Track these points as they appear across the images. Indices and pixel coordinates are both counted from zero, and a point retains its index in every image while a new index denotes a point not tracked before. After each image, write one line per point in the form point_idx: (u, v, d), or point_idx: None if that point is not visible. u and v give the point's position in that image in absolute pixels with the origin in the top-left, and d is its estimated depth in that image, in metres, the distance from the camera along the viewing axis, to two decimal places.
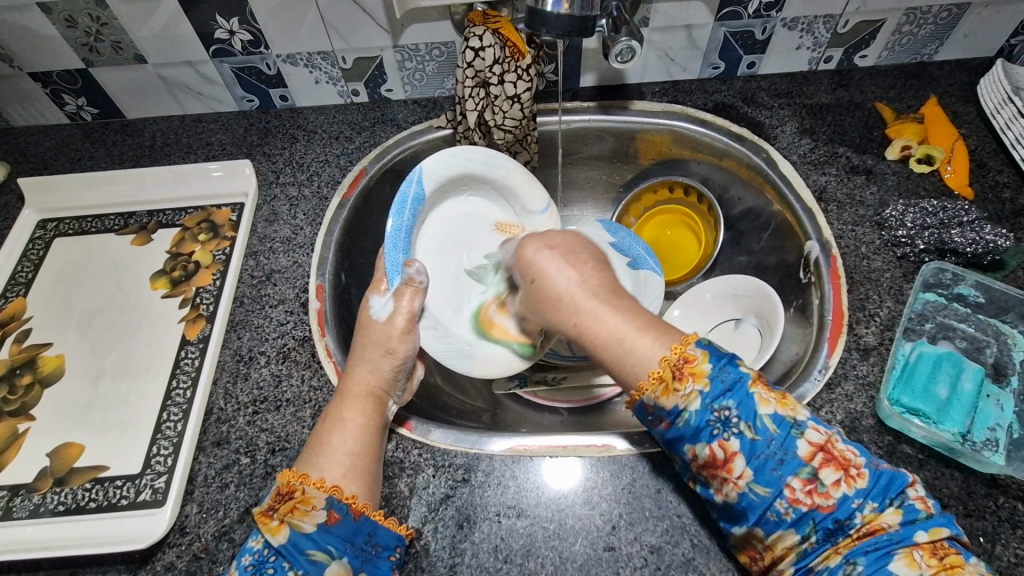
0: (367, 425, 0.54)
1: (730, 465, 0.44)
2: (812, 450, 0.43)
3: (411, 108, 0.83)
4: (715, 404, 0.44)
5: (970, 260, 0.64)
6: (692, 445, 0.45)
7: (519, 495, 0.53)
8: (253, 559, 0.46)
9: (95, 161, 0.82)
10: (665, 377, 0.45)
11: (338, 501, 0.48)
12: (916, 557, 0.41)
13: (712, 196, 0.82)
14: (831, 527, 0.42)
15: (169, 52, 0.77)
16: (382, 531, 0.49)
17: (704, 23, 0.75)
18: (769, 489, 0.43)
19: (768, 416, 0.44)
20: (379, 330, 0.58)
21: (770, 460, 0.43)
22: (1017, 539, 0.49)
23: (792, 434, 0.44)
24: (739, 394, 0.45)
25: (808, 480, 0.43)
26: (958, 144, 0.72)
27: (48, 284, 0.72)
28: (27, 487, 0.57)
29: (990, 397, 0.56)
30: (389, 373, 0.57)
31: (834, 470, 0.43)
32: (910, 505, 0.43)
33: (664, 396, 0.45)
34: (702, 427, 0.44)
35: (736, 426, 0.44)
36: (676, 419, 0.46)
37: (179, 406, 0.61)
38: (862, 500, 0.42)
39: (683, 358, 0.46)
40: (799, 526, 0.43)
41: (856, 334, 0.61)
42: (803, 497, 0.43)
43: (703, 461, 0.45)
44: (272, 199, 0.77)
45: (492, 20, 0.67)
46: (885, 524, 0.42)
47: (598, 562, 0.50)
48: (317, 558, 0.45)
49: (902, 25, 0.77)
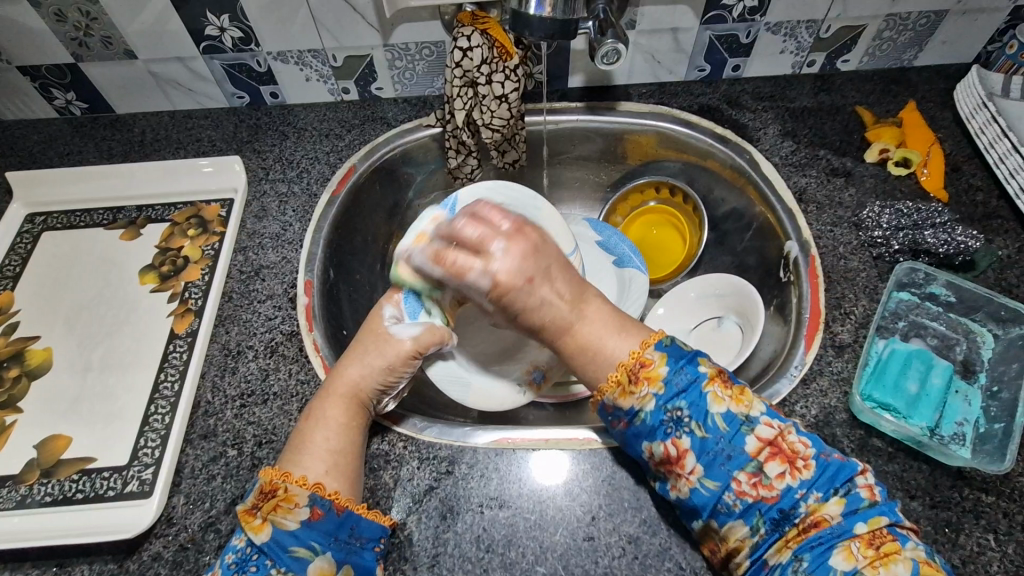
0: (350, 423, 0.54)
1: (682, 461, 0.48)
2: (760, 444, 0.47)
3: (401, 107, 0.84)
4: (668, 405, 0.49)
5: (942, 260, 0.65)
6: (649, 443, 0.49)
7: (501, 487, 0.54)
8: (236, 557, 0.47)
9: (84, 156, 0.82)
10: (622, 380, 0.50)
11: (320, 498, 0.49)
12: (854, 550, 0.43)
13: (696, 197, 0.84)
14: (777, 516, 0.46)
15: (160, 48, 0.78)
16: (366, 523, 0.50)
17: (689, 26, 0.77)
18: (718, 484, 0.47)
19: (719, 415, 0.48)
20: (391, 343, 0.57)
21: (718, 456, 0.47)
22: (980, 529, 0.50)
23: (741, 430, 0.47)
24: (692, 395, 0.49)
25: (753, 474, 0.46)
26: (934, 148, 0.74)
27: (36, 278, 0.72)
28: (14, 479, 0.58)
29: (959, 392, 0.58)
30: (381, 383, 0.56)
31: (779, 463, 0.46)
32: (854, 493, 0.45)
33: (621, 398, 0.50)
34: (656, 427, 0.49)
35: (688, 425, 0.48)
36: (634, 419, 0.50)
37: (166, 399, 0.61)
38: (806, 490, 0.45)
39: (640, 363, 0.50)
40: (747, 517, 0.46)
41: (832, 332, 0.62)
42: (749, 489, 0.46)
43: (659, 458, 0.49)
44: (262, 196, 0.77)
45: (480, 21, 0.68)
46: (829, 516, 0.45)
47: (577, 552, 0.51)
48: (300, 554, 0.47)
49: (883, 31, 0.78)
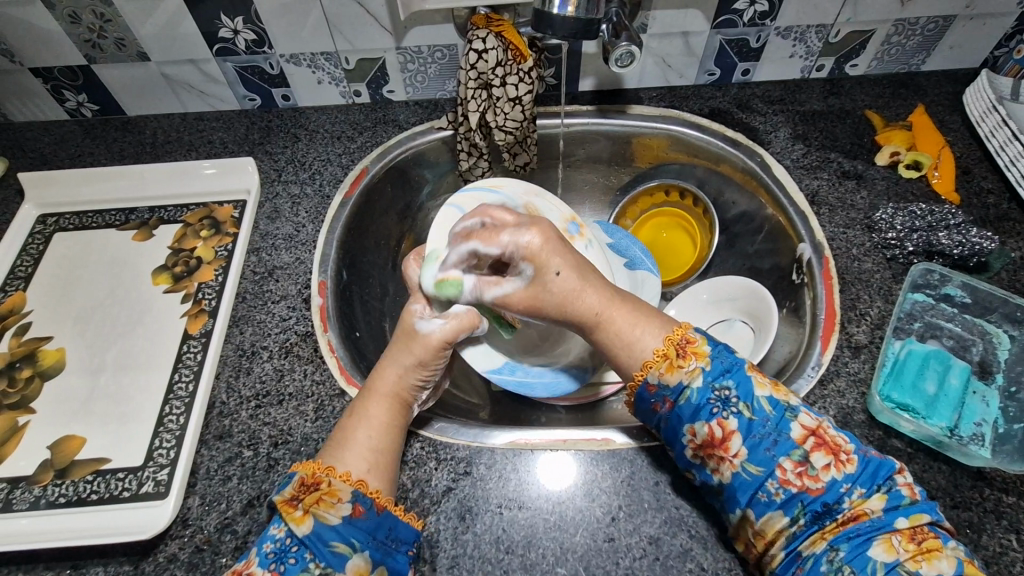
0: (392, 423, 0.54)
1: (727, 444, 0.47)
2: (805, 433, 0.47)
3: (413, 109, 0.84)
4: (716, 383, 0.48)
5: (956, 262, 0.66)
6: (691, 424, 0.48)
7: (520, 488, 0.54)
8: (275, 547, 0.46)
9: (95, 157, 0.82)
10: (669, 355, 0.49)
11: (363, 496, 0.49)
12: (894, 543, 0.43)
13: (707, 200, 0.84)
14: (820, 511, 0.45)
15: (173, 50, 0.78)
16: (402, 526, 0.50)
17: (700, 30, 0.77)
18: (761, 469, 0.46)
19: (764, 399, 0.48)
20: (421, 339, 0.56)
21: (764, 441, 0.46)
22: (1002, 530, 0.50)
23: (786, 416, 0.47)
24: (738, 375, 0.49)
25: (799, 463, 0.46)
26: (944, 151, 0.75)
27: (48, 279, 0.71)
28: (28, 479, 0.57)
29: (977, 393, 0.58)
30: (416, 381, 0.56)
31: (824, 454, 0.46)
32: (896, 490, 0.45)
33: (668, 373, 0.49)
34: (702, 405, 0.48)
35: (735, 406, 0.48)
36: (679, 396, 0.49)
37: (181, 399, 0.61)
38: (850, 484, 0.45)
39: (686, 338, 0.50)
40: (788, 508, 0.45)
41: (848, 333, 0.62)
42: (793, 479, 0.45)
43: (702, 439, 0.48)
44: (274, 197, 0.77)
45: (495, 24, 0.69)
46: (869, 510, 0.44)
47: (598, 553, 0.51)
48: (340, 549, 0.46)
49: (891, 35, 0.79)
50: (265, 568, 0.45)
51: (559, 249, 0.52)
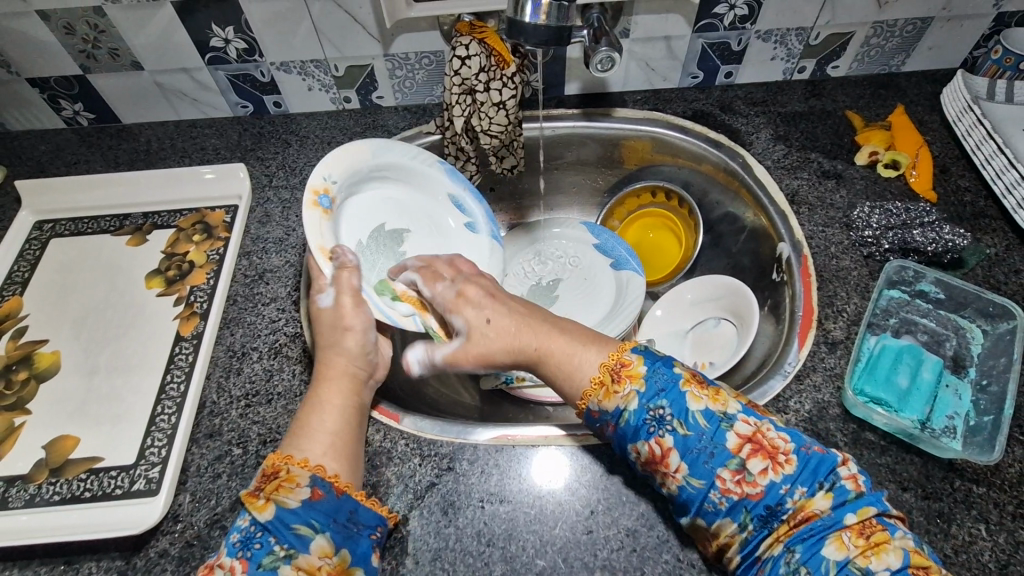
0: (346, 407, 0.56)
1: (667, 460, 0.48)
2: (740, 441, 0.47)
3: (402, 115, 0.86)
4: (651, 403, 0.49)
5: (931, 258, 0.67)
6: (633, 444, 0.49)
7: (501, 483, 0.55)
8: (240, 536, 0.47)
9: (91, 165, 0.84)
10: (605, 381, 0.51)
11: (321, 479, 0.50)
12: (844, 539, 0.43)
13: (691, 201, 0.86)
14: (764, 513, 0.45)
15: (166, 59, 0.80)
16: (364, 510, 0.51)
17: (682, 34, 0.79)
18: (704, 481, 0.47)
19: (699, 412, 0.48)
20: (328, 315, 0.60)
21: (702, 453, 0.47)
22: (971, 519, 0.51)
23: (722, 427, 0.48)
24: (672, 393, 0.49)
25: (736, 471, 0.46)
26: (923, 150, 0.76)
27: (44, 283, 0.73)
28: (23, 478, 0.58)
29: (949, 386, 0.59)
30: (360, 355, 0.59)
31: (761, 459, 0.46)
32: (841, 486, 0.45)
33: (605, 399, 0.50)
34: (639, 426, 0.49)
35: (670, 424, 0.48)
36: (618, 420, 0.50)
37: (172, 399, 0.62)
38: (790, 484, 0.46)
39: (620, 362, 0.51)
40: (734, 515, 0.46)
41: (825, 329, 0.63)
42: (733, 486, 0.46)
43: (645, 458, 0.49)
44: (266, 202, 0.79)
45: (478, 31, 0.71)
46: (817, 510, 0.44)
47: (577, 545, 0.52)
48: (302, 531, 0.47)
49: (870, 38, 0.80)
50: (231, 556, 0.46)
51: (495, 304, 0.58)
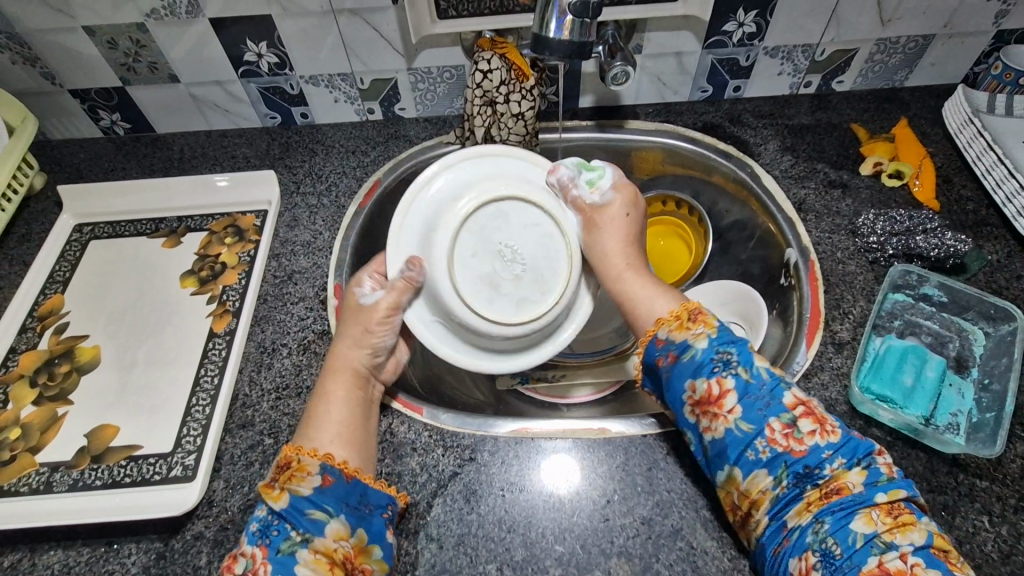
0: (351, 397, 0.59)
1: (722, 400, 0.50)
2: (796, 401, 0.50)
3: (423, 126, 0.90)
4: (719, 347, 0.53)
5: (934, 264, 0.69)
6: (691, 380, 0.52)
7: (521, 473, 0.58)
8: (259, 525, 0.49)
9: (127, 172, 0.89)
10: (681, 317, 0.56)
11: (331, 466, 0.52)
12: (872, 517, 0.45)
13: (701, 209, 0.89)
14: (801, 473, 0.47)
15: (202, 72, 0.84)
16: (373, 491, 0.54)
17: (692, 50, 0.83)
18: (752, 427, 0.49)
19: (763, 367, 0.51)
20: (365, 311, 0.63)
21: (758, 401, 0.50)
22: (975, 512, 0.53)
23: (781, 384, 0.51)
24: (742, 344, 0.53)
25: (787, 425, 0.49)
26: (926, 161, 0.79)
27: (84, 283, 0.77)
28: (67, 464, 0.62)
29: (953, 385, 0.61)
30: (370, 352, 0.62)
31: (811, 422, 0.49)
32: (875, 467, 0.47)
33: (677, 331, 0.55)
34: (705, 363, 0.52)
35: (735, 367, 0.51)
36: (682, 354, 0.54)
37: (207, 392, 0.66)
38: (832, 453, 0.48)
39: (698, 310, 0.56)
40: (772, 468, 0.48)
41: (832, 330, 0.66)
42: (780, 439, 0.48)
43: (699, 396, 0.51)
44: (294, 207, 0.83)
45: (499, 46, 0.75)
46: (850, 484, 0.46)
47: (594, 532, 0.54)
48: (316, 516, 0.50)
49: (874, 54, 0.84)
50: (253, 544, 0.48)
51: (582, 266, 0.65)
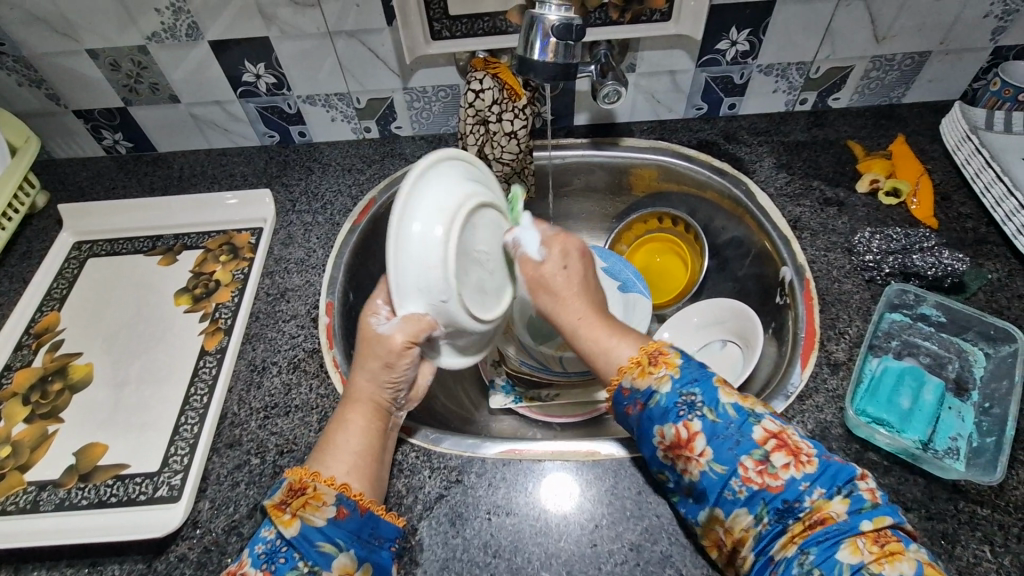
0: (372, 430, 0.56)
1: (693, 444, 0.49)
2: (766, 435, 0.48)
3: (419, 144, 0.91)
4: (683, 389, 0.51)
5: (931, 283, 0.68)
6: (660, 426, 0.51)
7: (508, 496, 0.57)
8: (266, 548, 0.48)
9: (128, 190, 0.90)
10: (641, 362, 0.54)
11: (347, 498, 0.51)
12: (859, 545, 0.43)
13: (697, 227, 0.88)
14: (781, 508, 0.46)
15: (202, 93, 0.86)
16: (383, 524, 0.52)
17: (686, 68, 0.83)
18: (726, 468, 0.48)
19: (729, 404, 0.50)
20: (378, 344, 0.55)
21: (727, 441, 0.48)
22: (976, 541, 0.51)
23: (749, 421, 0.49)
24: (706, 384, 0.51)
25: (760, 462, 0.47)
26: (923, 178, 0.78)
27: (80, 300, 0.78)
28: (54, 483, 0.62)
29: (952, 409, 0.60)
30: (388, 386, 0.57)
31: (784, 455, 0.47)
32: (859, 494, 0.45)
33: (639, 378, 0.53)
34: (669, 408, 0.50)
35: (700, 409, 0.50)
36: (648, 399, 0.52)
37: (196, 410, 0.65)
38: (810, 484, 0.46)
39: (658, 351, 0.54)
40: (751, 506, 0.47)
41: (827, 350, 0.65)
42: (755, 476, 0.47)
43: (670, 440, 0.50)
44: (289, 225, 0.83)
45: (491, 67, 0.77)
46: (834, 513, 0.45)
47: (581, 558, 0.53)
48: (326, 549, 0.48)
49: (869, 71, 0.84)
50: (257, 568, 0.47)
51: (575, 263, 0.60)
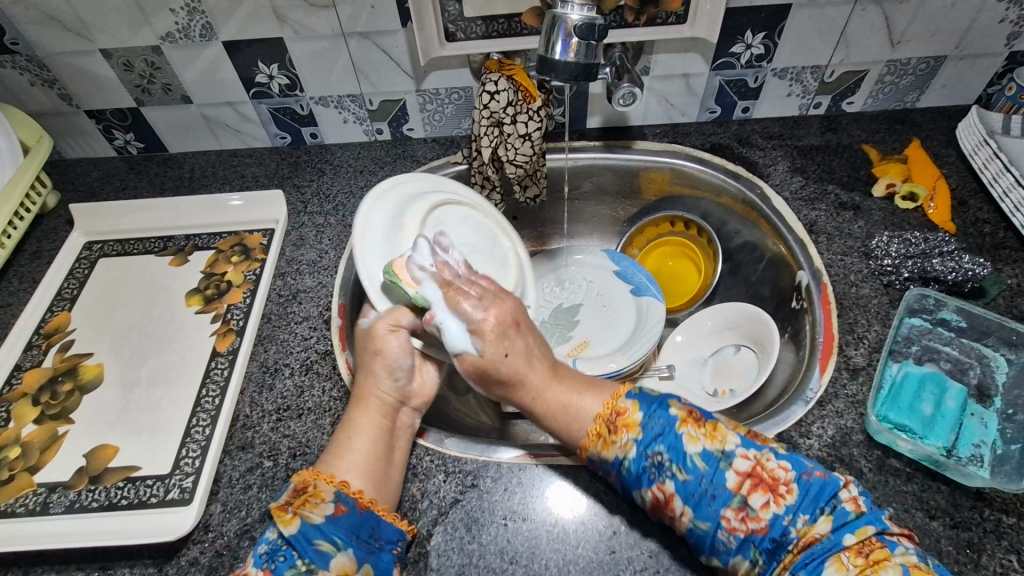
0: (375, 428, 0.57)
1: (671, 504, 0.49)
2: (739, 479, 0.47)
3: (430, 146, 0.91)
4: (648, 450, 0.50)
5: (951, 287, 0.67)
6: (639, 491, 0.50)
7: (524, 502, 0.56)
8: (267, 547, 0.48)
9: (139, 190, 0.90)
10: (601, 432, 0.52)
11: (345, 495, 0.51)
12: (844, 561, 0.43)
13: (710, 231, 0.88)
14: (770, 546, 0.46)
15: (214, 94, 0.85)
16: (386, 525, 0.52)
17: (700, 71, 0.82)
18: (708, 523, 0.47)
19: (696, 455, 0.48)
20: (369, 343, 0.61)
21: (704, 497, 0.47)
22: (1003, 550, 0.50)
23: (720, 467, 0.48)
24: (669, 438, 0.50)
25: (739, 508, 0.47)
26: (940, 182, 0.77)
27: (90, 300, 0.77)
28: (64, 485, 0.61)
29: (975, 415, 0.59)
30: (392, 388, 0.60)
31: (761, 493, 0.47)
32: (840, 509, 0.45)
33: (604, 449, 0.52)
34: (640, 474, 0.50)
35: (669, 468, 0.49)
36: (620, 470, 0.51)
37: (208, 412, 0.65)
38: (792, 515, 0.46)
39: (615, 412, 0.52)
40: (744, 552, 0.46)
41: (846, 355, 0.64)
42: (738, 524, 0.46)
43: (650, 503, 0.50)
44: (300, 226, 0.83)
45: (506, 68, 0.76)
46: (818, 535, 0.45)
47: (599, 566, 0.52)
48: (323, 547, 0.48)
49: (884, 75, 0.83)
50: (258, 567, 0.47)
51: (510, 334, 0.55)
